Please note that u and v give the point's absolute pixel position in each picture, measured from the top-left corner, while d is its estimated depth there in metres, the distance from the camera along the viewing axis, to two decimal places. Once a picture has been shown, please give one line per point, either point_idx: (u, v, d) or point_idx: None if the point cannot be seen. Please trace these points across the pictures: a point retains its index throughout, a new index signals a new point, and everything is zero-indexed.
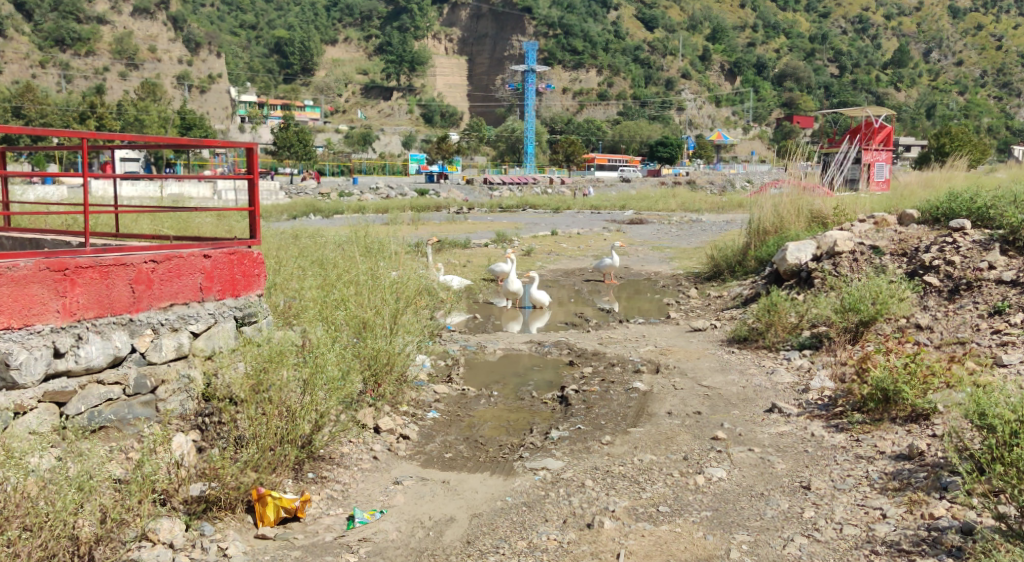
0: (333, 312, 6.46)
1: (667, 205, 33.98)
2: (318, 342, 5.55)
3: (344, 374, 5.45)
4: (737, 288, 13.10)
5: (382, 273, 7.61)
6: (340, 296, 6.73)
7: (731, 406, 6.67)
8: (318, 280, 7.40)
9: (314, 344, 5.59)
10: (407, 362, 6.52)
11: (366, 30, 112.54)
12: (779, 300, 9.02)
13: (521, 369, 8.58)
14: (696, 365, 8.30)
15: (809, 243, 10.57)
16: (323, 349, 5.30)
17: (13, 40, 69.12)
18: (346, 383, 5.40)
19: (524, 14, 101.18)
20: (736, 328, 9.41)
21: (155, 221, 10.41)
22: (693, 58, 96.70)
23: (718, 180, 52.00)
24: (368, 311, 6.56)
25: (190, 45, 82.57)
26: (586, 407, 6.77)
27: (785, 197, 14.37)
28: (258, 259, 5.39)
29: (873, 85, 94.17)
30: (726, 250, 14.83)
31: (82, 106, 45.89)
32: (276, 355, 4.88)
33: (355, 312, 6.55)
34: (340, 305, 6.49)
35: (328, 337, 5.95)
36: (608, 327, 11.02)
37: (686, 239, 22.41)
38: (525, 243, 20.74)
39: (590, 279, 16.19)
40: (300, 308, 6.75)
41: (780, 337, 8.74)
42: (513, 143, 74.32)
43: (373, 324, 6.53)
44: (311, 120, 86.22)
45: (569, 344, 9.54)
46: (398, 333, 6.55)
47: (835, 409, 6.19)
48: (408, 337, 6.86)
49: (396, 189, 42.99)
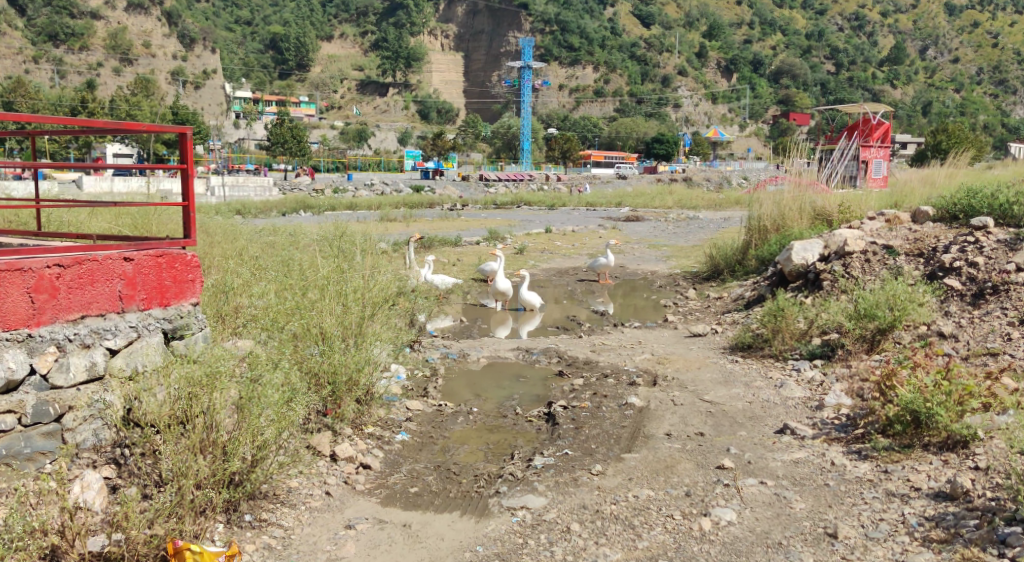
0: (287, 321, 5.73)
1: (664, 202, 33.26)
2: (263, 362, 4.82)
3: (289, 398, 4.75)
4: (738, 288, 12.37)
5: (351, 275, 6.86)
6: (295, 301, 5.97)
7: (736, 426, 5.96)
8: (278, 281, 6.65)
9: (258, 364, 4.86)
10: (374, 376, 5.76)
11: (363, 27, 111.57)
12: (786, 304, 8.29)
13: (505, 380, 7.87)
14: (697, 376, 7.55)
15: (817, 242, 9.90)
16: (263, 372, 4.59)
17: (7, 36, 68.37)
18: (291, 407, 4.70)
19: (520, 11, 100.31)
20: (739, 335, 8.69)
21: (111, 217, 9.68)
22: (690, 54, 95.77)
23: (714, 177, 51.49)
24: (328, 320, 5.79)
25: (185, 41, 81.39)
26: (575, 426, 6.03)
27: (786, 194, 13.69)
28: (192, 262, 4.71)
29: (869, 82, 93.72)
30: (726, 248, 14.13)
31: (75, 101, 45.10)
32: (208, 379, 4.29)
33: (313, 317, 5.78)
34: (295, 313, 5.74)
35: (277, 357, 5.19)
36: (601, 331, 10.27)
37: (683, 237, 21.70)
38: (517, 241, 19.93)
39: (584, 279, 15.45)
40: (251, 318, 5.99)
41: (788, 345, 8.02)
42: (509, 140, 73.73)
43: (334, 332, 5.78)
44: (307, 116, 85.38)
45: (559, 351, 8.80)
46: (362, 343, 5.79)
47: (856, 431, 5.50)
48: (377, 347, 6.14)
49: (390, 185, 42.17)
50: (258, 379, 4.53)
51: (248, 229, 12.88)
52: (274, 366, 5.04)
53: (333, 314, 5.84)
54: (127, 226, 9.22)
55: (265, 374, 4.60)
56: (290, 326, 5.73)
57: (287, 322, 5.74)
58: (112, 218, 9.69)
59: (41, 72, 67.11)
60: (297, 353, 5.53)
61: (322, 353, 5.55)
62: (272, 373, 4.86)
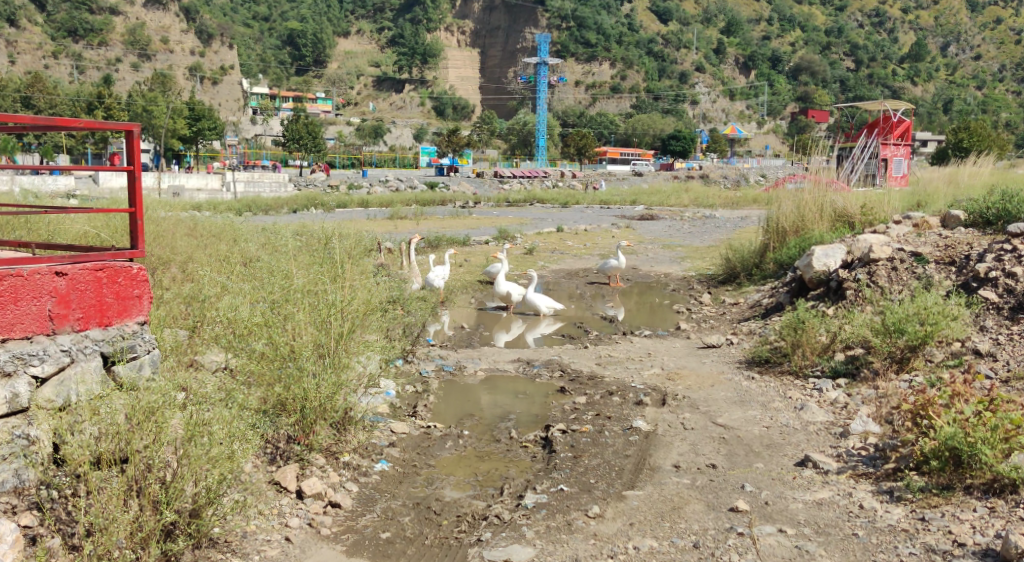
0: (254, 337, 5.19)
1: (680, 200, 32.56)
2: (213, 395, 4.34)
3: (241, 433, 4.25)
4: (756, 294, 11.75)
5: (333, 280, 6.28)
6: (267, 314, 5.41)
7: (752, 457, 5.38)
8: (252, 291, 6.13)
9: (211, 395, 4.40)
10: (349, 400, 5.23)
11: (379, 23, 111.09)
12: (807, 316, 7.70)
13: (502, 397, 7.27)
14: (709, 395, 6.99)
15: (839, 249, 9.39)
16: (212, 409, 4.12)
17: (26, 30, 68.19)
18: (243, 439, 4.21)
19: (537, 6, 99.45)
20: (757, 348, 8.12)
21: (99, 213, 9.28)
22: (707, 51, 94.61)
23: (731, 175, 50.80)
24: (306, 333, 5.26)
25: (203, 36, 80.90)
26: (574, 454, 5.47)
27: (806, 194, 13.06)
28: (139, 276, 4.31)
29: (890, 80, 92.58)
30: (743, 251, 13.51)
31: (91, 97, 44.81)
32: (150, 413, 3.86)
33: (283, 334, 5.26)
34: (265, 327, 5.19)
35: (236, 389, 4.70)
36: (610, 340, 9.67)
37: (698, 237, 21.07)
38: (527, 240, 19.39)
39: (594, 281, 14.89)
40: (219, 334, 5.46)
41: (809, 360, 7.41)
42: (525, 136, 73.20)
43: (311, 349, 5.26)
44: (324, 112, 84.90)
45: (562, 363, 8.25)
46: (340, 361, 5.24)
47: (885, 466, 4.92)
48: (359, 361, 5.62)
49: (404, 182, 41.81)
50: (206, 413, 4.07)
51: (246, 228, 12.42)
52: (231, 397, 4.55)
53: (306, 330, 5.29)
54: (109, 225, 8.78)
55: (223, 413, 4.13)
56: (258, 344, 5.22)
57: (256, 333, 5.20)
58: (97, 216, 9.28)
59: (60, 67, 67.10)
60: (260, 382, 5.03)
61: (297, 368, 5.01)
62: (225, 405, 4.36)
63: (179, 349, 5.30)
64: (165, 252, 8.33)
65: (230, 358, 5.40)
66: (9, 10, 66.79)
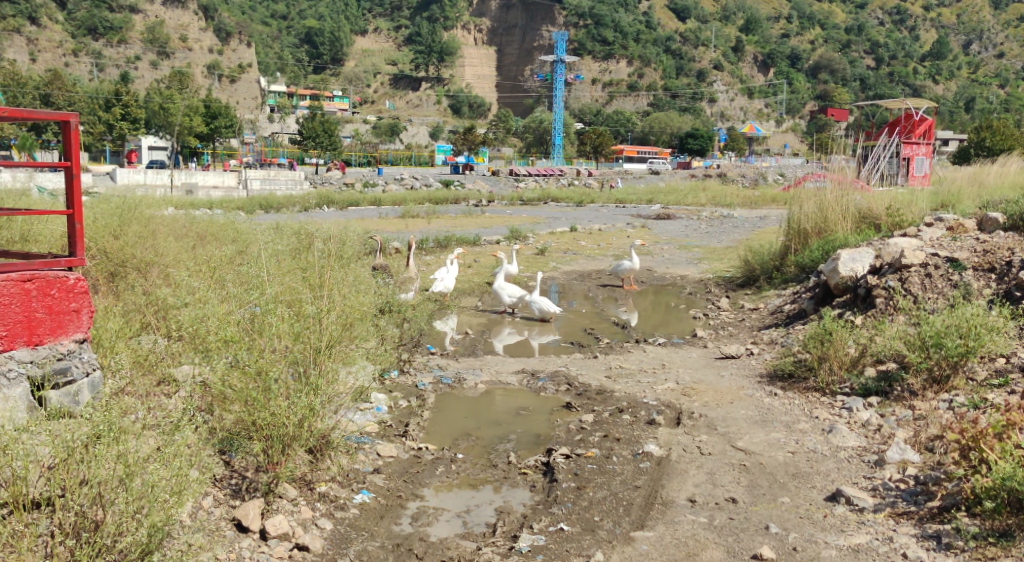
0: (220, 351, 4.73)
1: (697, 200, 31.79)
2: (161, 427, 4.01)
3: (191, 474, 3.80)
4: (776, 300, 11.14)
5: (314, 290, 5.75)
6: (237, 326, 4.92)
7: (777, 490, 4.83)
8: (229, 295, 5.64)
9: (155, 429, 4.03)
10: (325, 426, 4.73)
11: (396, 21, 110.67)
12: (834, 326, 7.10)
13: (501, 414, 6.70)
14: (727, 413, 6.45)
15: (867, 254, 8.91)
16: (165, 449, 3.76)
17: (47, 28, 68.29)
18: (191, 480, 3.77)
19: (554, 5, 98.58)
20: (780, 360, 7.52)
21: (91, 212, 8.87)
22: (726, 48, 93.24)
23: (749, 173, 50.05)
24: (279, 347, 4.78)
25: (221, 34, 80.66)
26: (577, 485, 4.92)
27: (829, 194, 12.42)
28: (77, 288, 4.36)
29: (910, 77, 91.34)
30: (763, 253, 12.90)
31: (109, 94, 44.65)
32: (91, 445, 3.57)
33: (252, 351, 4.75)
34: (232, 341, 4.69)
35: (186, 419, 4.21)
36: (620, 349, 9.09)
37: (716, 237, 20.41)
38: (539, 240, 18.84)
39: (607, 283, 14.26)
40: (183, 348, 5.04)
41: (836, 376, 6.82)
42: (541, 134, 72.65)
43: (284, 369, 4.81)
44: (340, 110, 84.46)
45: (569, 377, 7.65)
46: (316, 380, 4.73)
47: (928, 505, 4.38)
48: (338, 374, 5.12)
49: (420, 179, 41.34)
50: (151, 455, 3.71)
51: (244, 224, 11.95)
52: (178, 430, 4.10)
53: (279, 345, 4.80)
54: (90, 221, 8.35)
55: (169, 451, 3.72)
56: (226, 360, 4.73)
57: (222, 341, 4.71)
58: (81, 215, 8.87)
59: (80, 65, 67.18)
60: (224, 402, 4.59)
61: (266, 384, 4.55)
62: (173, 440, 3.95)
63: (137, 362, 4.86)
64: (158, 254, 7.90)
65: (195, 372, 4.92)
66: (31, 8, 67.06)
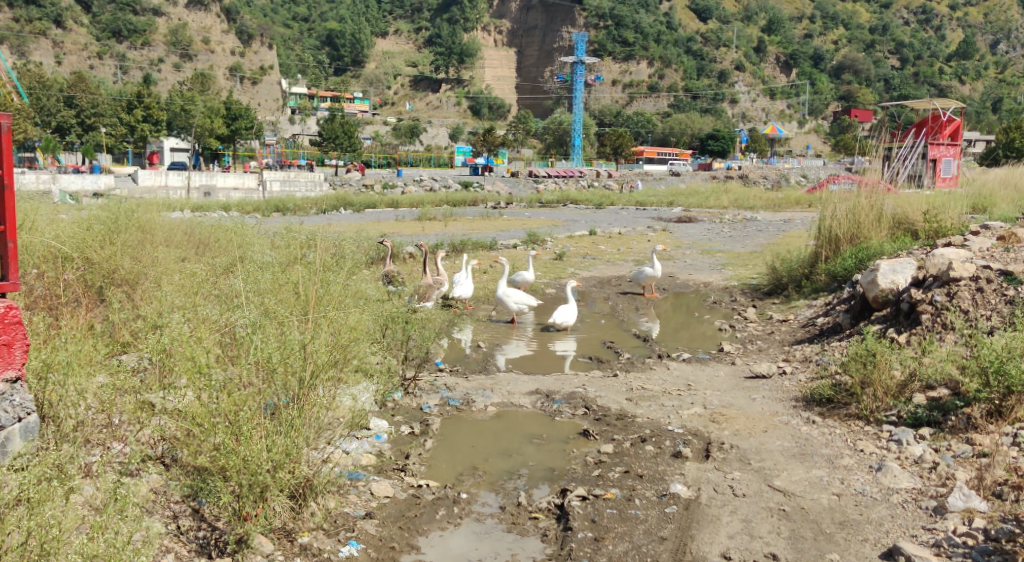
0: (186, 382, 4.31)
1: (719, 202, 31.08)
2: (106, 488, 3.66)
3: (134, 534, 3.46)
4: (807, 312, 10.51)
5: (298, 314, 5.26)
6: (203, 351, 4.43)
7: (824, 545, 4.36)
8: (207, 318, 5.18)
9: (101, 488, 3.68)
10: (302, 469, 4.30)
11: (416, 23, 110.31)
12: (878, 346, 6.46)
13: (512, 442, 6.14)
14: (762, 444, 5.89)
15: (908, 265, 8.36)
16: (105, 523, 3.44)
17: (72, 31, 68.73)
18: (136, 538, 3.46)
19: (574, 5, 97.13)
20: (818, 383, 6.88)
21: (85, 221, 8.38)
22: (748, 49, 91.95)
23: (771, 175, 49.23)
24: (246, 380, 4.34)
25: (244, 37, 79.65)
26: (594, 535, 4.49)
27: (861, 198, 11.74)
28: (13, 318, 4.05)
29: (936, 78, 89.90)
30: (791, 260, 12.25)
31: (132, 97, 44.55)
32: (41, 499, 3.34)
33: (221, 384, 4.30)
34: (196, 370, 4.24)
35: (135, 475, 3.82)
36: (642, 366, 8.49)
37: (740, 242, 19.68)
38: (558, 244, 18.28)
39: (627, 290, 13.65)
40: (148, 378, 4.62)
41: (881, 403, 6.19)
42: (561, 135, 72.08)
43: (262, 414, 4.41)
44: (361, 112, 84.12)
45: (587, 399, 7.06)
46: (296, 423, 4.30)
47: None
48: (324, 405, 4.67)
49: (439, 181, 40.84)
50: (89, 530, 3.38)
51: (251, 230, 11.49)
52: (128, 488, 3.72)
53: (251, 379, 4.37)
54: (74, 232, 7.82)
55: (105, 517, 3.44)
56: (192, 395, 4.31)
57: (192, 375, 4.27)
58: (70, 226, 8.37)
59: (105, 68, 67.54)
60: (194, 441, 4.16)
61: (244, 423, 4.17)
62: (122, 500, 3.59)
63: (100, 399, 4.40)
64: (156, 265, 7.43)
65: (162, 404, 4.48)
66: (56, 11, 67.55)
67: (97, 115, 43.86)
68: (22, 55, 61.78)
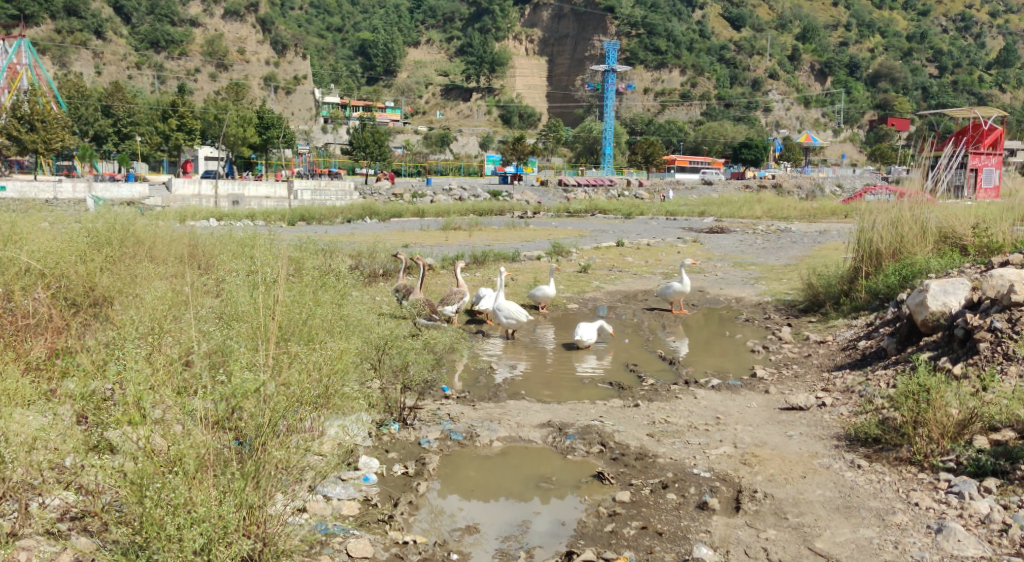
0: (117, 430, 3.88)
1: (752, 212, 30.23)
2: None
3: None
4: (847, 333, 9.73)
5: (261, 347, 4.74)
6: (144, 395, 3.95)
7: None
8: (160, 351, 4.67)
9: None
10: (250, 540, 3.87)
11: (449, 32, 109.88)
12: (932, 381, 5.68)
13: (516, 486, 5.46)
14: (799, 494, 5.19)
15: (962, 284, 7.56)
16: None
17: (112, 42, 69.53)
18: None
19: (607, 14, 95.38)
20: (865, 420, 6.10)
21: (75, 236, 7.98)
22: (782, 57, 90.41)
23: (806, 184, 48.12)
24: (184, 436, 3.86)
25: (278, 47, 79.27)
26: None
27: (903, 210, 10.94)
28: None
29: (976, 86, 87.82)
30: (830, 276, 11.47)
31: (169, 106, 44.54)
32: None
33: (161, 440, 3.86)
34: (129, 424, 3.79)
35: None
36: (666, 394, 7.73)
37: (773, 253, 18.94)
38: (584, 256, 17.58)
39: (654, 306, 12.88)
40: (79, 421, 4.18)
41: (937, 446, 5.45)
42: (591, 144, 71.39)
43: (207, 471, 3.98)
44: (393, 121, 83.99)
45: (603, 435, 6.35)
46: (245, 490, 3.91)
47: None
48: (284, 448, 4.19)
49: (468, 190, 40.23)
50: None
51: (260, 240, 10.98)
52: None
53: (194, 435, 3.90)
54: (57, 244, 7.34)
55: None
56: (127, 454, 3.87)
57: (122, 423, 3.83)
58: (56, 239, 7.89)
59: (143, 78, 68.05)
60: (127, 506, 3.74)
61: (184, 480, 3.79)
62: None
63: (17, 456, 3.95)
64: (140, 283, 6.96)
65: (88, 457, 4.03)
66: (96, 22, 68.40)
67: (133, 124, 43.05)
68: (62, 66, 63.05)
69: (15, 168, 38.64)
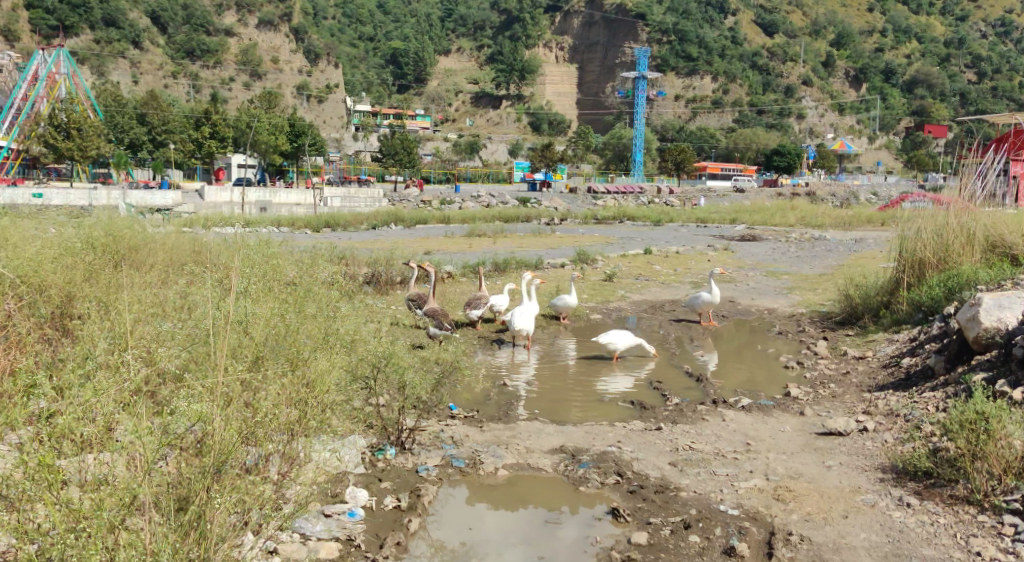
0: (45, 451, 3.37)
1: (785, 219, 29.38)
2: None
3: None
4: (889, 348, 9.01)
5: (229, 368, 4.24)
6: (75, 421, 3.44)
7: None
8: (114, 367, 4.18)
9: None
10: None
11: (479, 40, 109.25)
12: (991, 408, 5.00)
13: (523, 524, 4.88)
14: (841, 537, 4.59)
15: (1019, 298, 6.87)
16: None
17: (148, 52, 69.48)
18: None
19: (638, 21, 93.63)
20: (914, 450, 5.42)
21: (64, 241, 7.53)
22: (816, 63, 88.97)
23: (839, 192, 47.05)
24: (124, 464, 3.36)
25: (311, 56, 81.33)
26: None
27: (949, 215, 10.19)
28: None
29: (1016, 92, 85.63)
30: (868, 287, 10.76)
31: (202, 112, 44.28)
32: None
33: (95, 473, 3.36)
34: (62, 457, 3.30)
35: None
36: (690, 416, 7.08)
37: (806, 262, 18.19)
38: (610, 264, 16.95)
39: (682, 317, 12.17)
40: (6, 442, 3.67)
41: (998, 483, 4.79)
42: (621, 151, 70.60)
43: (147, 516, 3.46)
44: (422, 130, 82.44)
45: (619, 461, 5.75)
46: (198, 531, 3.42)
47: None
48: (240, 478, 3.67)
49: (496, 197, 39.72)
50: None
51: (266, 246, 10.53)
52: None
53: (136, 467, 3.40)
54: (40, 250, 6.91)
55: None
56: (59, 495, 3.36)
57: (38, 460, 3.25)
58: (42, 243, 7.45)
59: (178, 87, 68.25)
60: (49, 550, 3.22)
61: (116, 532, 3.27)
62: None
63: None
64: (123, 289, 6.50)
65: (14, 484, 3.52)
66: (133, 32, 68.59)
67: (167, 132, 43.27)
68: (100, 75, 63.59)
69: (52, 175, 38.80)
